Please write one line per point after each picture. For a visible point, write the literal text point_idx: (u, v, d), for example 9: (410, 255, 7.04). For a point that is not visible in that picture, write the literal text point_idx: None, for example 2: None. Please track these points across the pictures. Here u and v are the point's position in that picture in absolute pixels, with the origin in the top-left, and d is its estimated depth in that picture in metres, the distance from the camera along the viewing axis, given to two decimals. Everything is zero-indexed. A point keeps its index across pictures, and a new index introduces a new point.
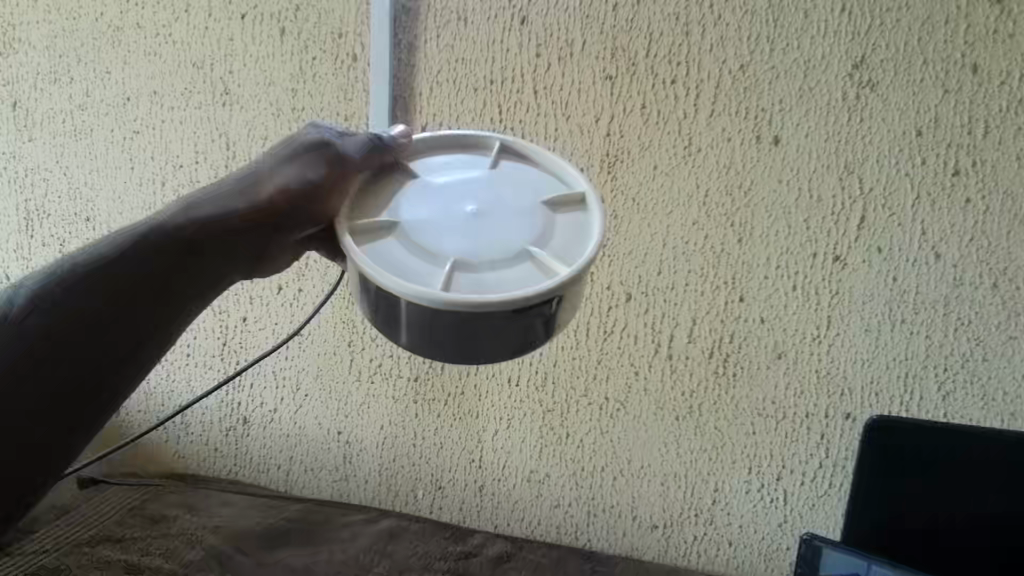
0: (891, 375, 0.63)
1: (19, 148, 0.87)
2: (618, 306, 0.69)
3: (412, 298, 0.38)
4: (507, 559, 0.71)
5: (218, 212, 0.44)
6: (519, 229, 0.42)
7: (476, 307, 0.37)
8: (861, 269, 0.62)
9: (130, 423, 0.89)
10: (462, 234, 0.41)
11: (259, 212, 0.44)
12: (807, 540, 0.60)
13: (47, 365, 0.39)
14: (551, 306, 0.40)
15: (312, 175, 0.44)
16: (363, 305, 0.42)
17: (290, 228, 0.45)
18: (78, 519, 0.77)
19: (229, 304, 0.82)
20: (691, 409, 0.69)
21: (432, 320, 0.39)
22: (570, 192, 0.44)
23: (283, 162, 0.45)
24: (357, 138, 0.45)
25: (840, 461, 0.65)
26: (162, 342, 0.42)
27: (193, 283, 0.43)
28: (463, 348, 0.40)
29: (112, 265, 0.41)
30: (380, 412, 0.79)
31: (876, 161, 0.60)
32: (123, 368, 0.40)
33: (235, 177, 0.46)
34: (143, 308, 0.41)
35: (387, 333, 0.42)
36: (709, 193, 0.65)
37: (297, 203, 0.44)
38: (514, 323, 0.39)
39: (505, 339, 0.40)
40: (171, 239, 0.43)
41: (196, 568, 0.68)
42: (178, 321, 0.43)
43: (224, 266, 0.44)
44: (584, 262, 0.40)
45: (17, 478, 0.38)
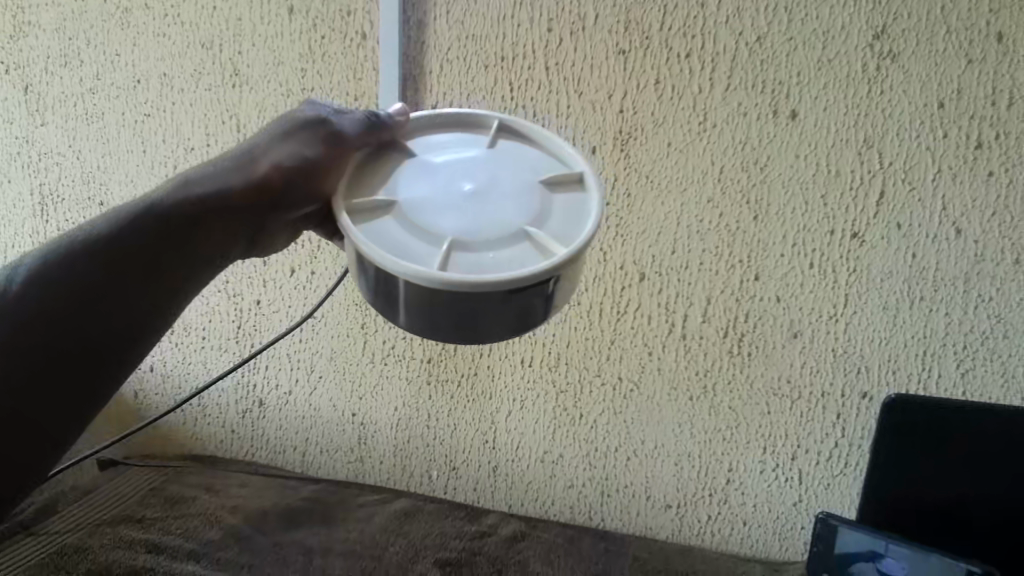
0: (909, 353, 0.62)
1: (31, 132, 0.87)
2: (631, 286, 0.69)
3: (409, 278, 0.38)
4: (521, 538, 0.72)
5: (215, 188, 0.44)
6: (517, 208, 0.41)
7: (474, 287, 0.37)
8: (879, 245, 0.61)
9: (148, 405, 0.90)
10: (459, 214, 0.41)
11: (255, 188, 0.44)
12: (822, 520, 0.61)
13: (38, 342, 0.38)
14: (547, 289, 0.39)
15: (308, 153, 0.44)
16: (360, 284, 0.42)
17: (286, 206, 0.45)
18: (98, 500, 0.78)
19: (242, 288, 0.83)
20: (705, 389, 0.69)
21: (429, 300, 0.39)
22: (569, 172, 0.44)
23: (280, 138, 0.45)
24: (352, 117, 0.46)
25: (856, 440, 0.65)
26: (158, 323, 0.42)
27: (189, 261, 0.43)
28: (461, 330, 0.40)
29: (106, 243, 0.41)
30: (393, 393, 0.80)
31: (895, 134, 0.59)
32: (116, 347, 0.40)
33: (232, 153, 0.46)
34: (137, 286, 0.41)
35: (387, 314, 0.42)
36: (723, 169, 0.64)
37: (293, 180, 0.44)
38: (512, 303, 0.39)
39: (501, 321, 0.40)
40: (169, 215, 0.42)
41: (216, 546, 0.69)
42: (173, 302, 0.43)
43: (218, 246, 0.44)
44: (582, 241, 0.39)
45: (10, 465, 0.36)
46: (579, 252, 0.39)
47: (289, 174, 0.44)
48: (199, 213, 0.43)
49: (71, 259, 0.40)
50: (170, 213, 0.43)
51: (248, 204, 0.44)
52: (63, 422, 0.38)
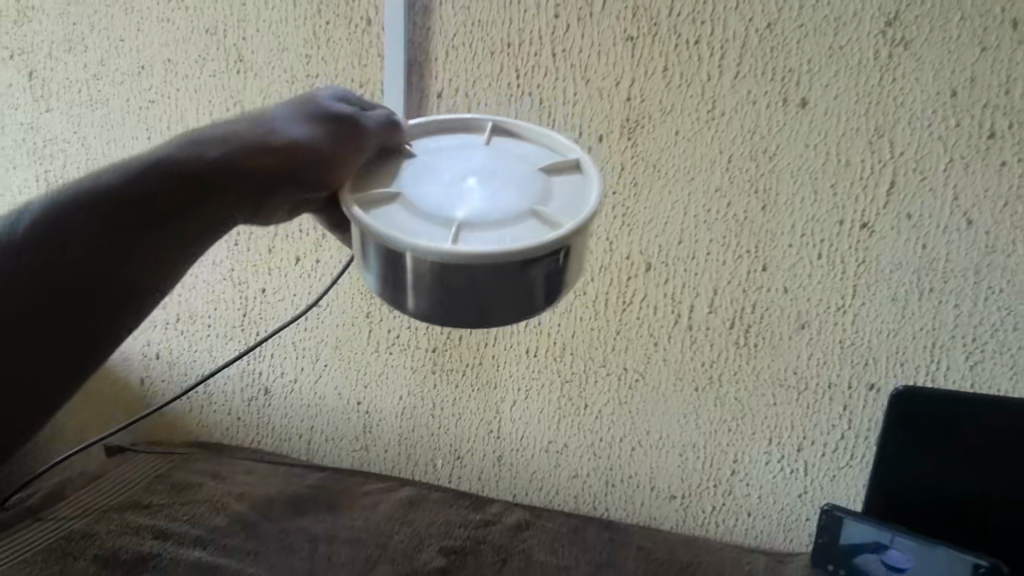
0: (917, 345, 0.62)
1: (36, 119, 0.87)
2: (637, 276, 0.68)
3: (419, 254, 0.37)
4: (525, 527, 0.72)
5: (226, 151, 0.42)
6: (520, 192, 0.42)
7: (484, 258, 0.37)
8: (889, 236, 0.61)
9: (154, 392, 0.91)
10: (463, 198, 0.41)
11: (267, 158, 0.42)
12: (828, 512, 0.62)
13: (35, 298, 0.38)
14: (552, 262, 0.39)
15: (324, 138, 0.43)
16: (367, 277, 0.42)
17: (293, 184, 0.43)
18: (106, 486, 0.79)
19: (247, 276, 0.83)
20: (711, 379, 0.69)
21: (440, 280, 0.38)
22: (568, 157, 0.44)
23: (302, 114, 0.44)
24: (375, 116, 0.45)
25: (863, 432, 0.65)
26: (157, 286, 0.42)
27: (194, 221, 0.42)
28: (470, 312, 0.40)
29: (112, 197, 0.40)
30: (398, 382, 0.80)
31: (907, 123, 0.58)
32: (114, 309, 0.40)
33: (244, 120, 0.44)
34: (138, 248, 0.41)
35: (396, 307, 0.41)
36: (732, 158, 0.63)
37: (306, 158, 0.42)
38: (523, 280, 0.39)
39: (508, 300, 0.39)
40: (179, 173, 0.42)
41: (222, 533, 0.70)
42: (175, 266, 0.42)
43: (225, 208, 0.43)
44: (588, 213, 0.39)
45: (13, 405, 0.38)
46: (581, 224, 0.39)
47: (304, 150, 0.42)
48: (208, 171, 0.42)
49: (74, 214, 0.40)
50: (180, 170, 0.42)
51: (256, 173, 0.42)
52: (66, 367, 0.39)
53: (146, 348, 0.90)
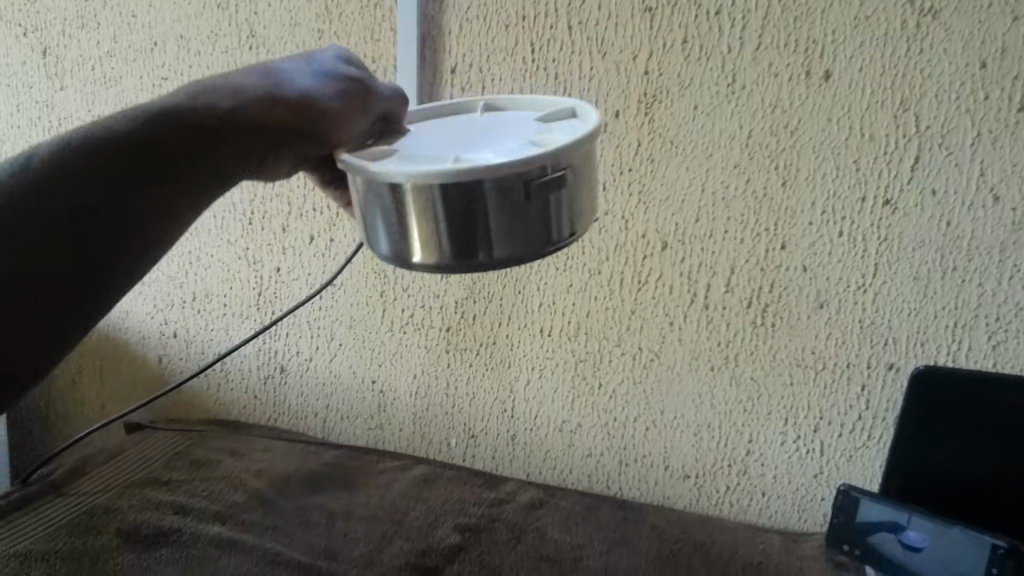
0: (939, 325, 0.61)
1: (51, 97, 0.87)
2: (653, 254, 0.68)
3: (411, 177, 0.39)
4: (539, 506, 0.72)
5: (238, 102, 0.43)
6: (512, 134, 0.43)
7: (471, 171, 0.38)
8: (912, 212, 0.59)
9: (172, 370, 0.92)
10: (457, 143, 0.43)
11: (279, 112, 0.43)
12: (844, 491, 0.62)
13: (37, 230, 0.36)
14: (544, 183, 0.39)
15: (337, 99, 0.45)
16: (372, 230, 0.43)
17: (302, 140, 0.44)
18: (126, 462, 0.80)
19: (262, 255, 0.83)
20: (727, 359, 0.68)
21: (435, 211, 0.39)
22: (559, 107, 0.46)
23: (314, 74, 0.45)
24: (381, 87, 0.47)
25: (881, 413, 0.64)
26: (161, 234, 0.40)
27: (201, 173, 0.42)
28: (467, 238, 0.40)
29: (115, 143, 0.39)
30: (412, 361, 0.80)
31: (934, 96, 0.57)
32: (117, 250, 0.38)
33: (254, 73, 0.45)
34: (147, 190, 0.40)
35: (401, 253, 0.42)
36: (752, 133, 0.62)
37: (316, 115, 0.44)
38: (517, 210, 0.39)
39: (504, 224, 0.40)
40: (193, 119, 0.41)
41: (241, 508, 0.71)
42: (178, 218, 0.41)
43: (231, 162, 0.43)
44: (575, 137, 0.40)
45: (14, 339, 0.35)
46: (568, 143, 0.39)
47: (317, 108, 0.44)
48: (218, 125, 0.42)
49: (78, 157, 0.38)
50: (189, 122, 0.41)
51: (266, 126, 0.43)
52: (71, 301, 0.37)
53: (164, 327, 0.90)
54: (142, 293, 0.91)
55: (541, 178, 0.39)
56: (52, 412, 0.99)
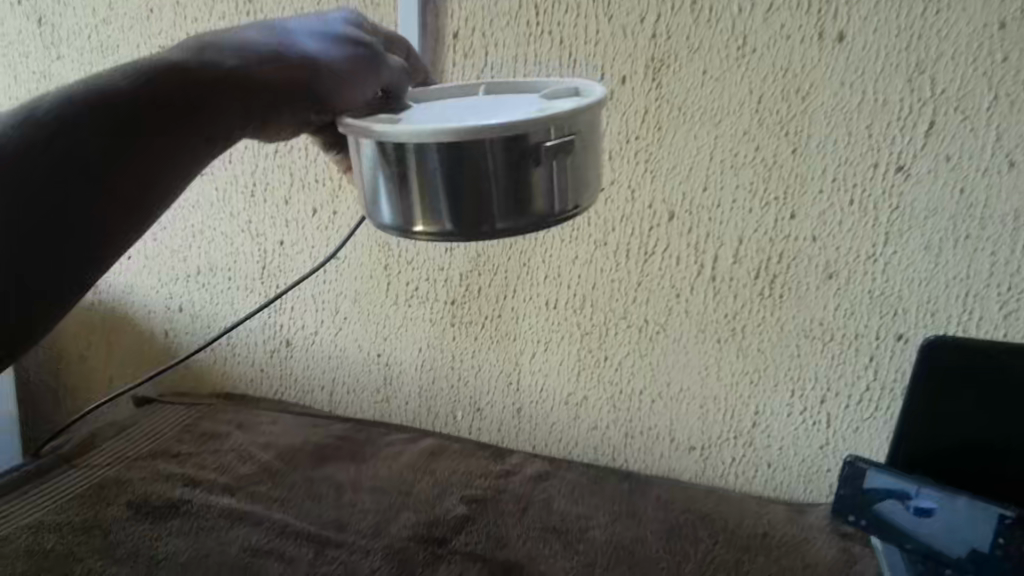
0: (950, 295, 0.60)
1: (48, 67, 0.86)
2: (660, 225, 0.67)
3: (415, 136, 0.39)
4: (545, 478, 0.72)
5: (245, 61, 0.42)
6: (515, 105, 0.43)
7: (473, 131, 0.38)
8: (925, 180, 0.58)
9: (178, 344, 0.92)
10: (461, 110, 0.43)
11: (284, 73, 0.43)
12: (851, 462, 0.61)
13: (43, 174, 0.36)
14: (551, 147, 0.40)
15: (344, 61, 0.44)
16: (374, 196, 0.42)
17: (306, 104, 0.43)
18: (136, 435, 0.81)
19: (266, 228, 0.82)
20: (734, 331, 0.67)
21: (437, 173, 0.39)
22: (563, 84, 0.46)
23: (321, 36, 0.45)
24: (388, 56, 0.47)
25: (889, 384, 0.64)
26: (160, 190, 0.40)
27: (200, 128, 0.41)
28: (474, 200, 0.40)
29: (113, 96, 0.39)
30: (418, 334, 0.80)
31: (951, 58, 0.55)
32: (116, 208, 0.38)
33: (263, 31, 0.44)
34: (154, 139, 0.39)
35: (405, 217, 0.41)
36: (762, 98, 0.60)
37: (322, 77, 0.43)
38: (519, 175, 0.39)
39: (511, 186, 0.40)
40: (199, 73, 0.41)
41: (250, 480, 0.72)
42: (178, 172, 0.41)
43: (232, 118, 0.42)
44: (578, 105, 0.40)
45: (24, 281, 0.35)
46: (574, 109, 0.40)
47: (323, 69, 0.43)
48: (217, 79, 0.41)
49: (77, 110, 0.38)
50: (187, 76, 0.41)
51: (269, 88, 0.43)
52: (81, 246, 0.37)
53: (169, 301, 0.90)
54: (147, 267, 0.90)
55: (548, 142, 0.40)
56: (61, 386, 0.99)
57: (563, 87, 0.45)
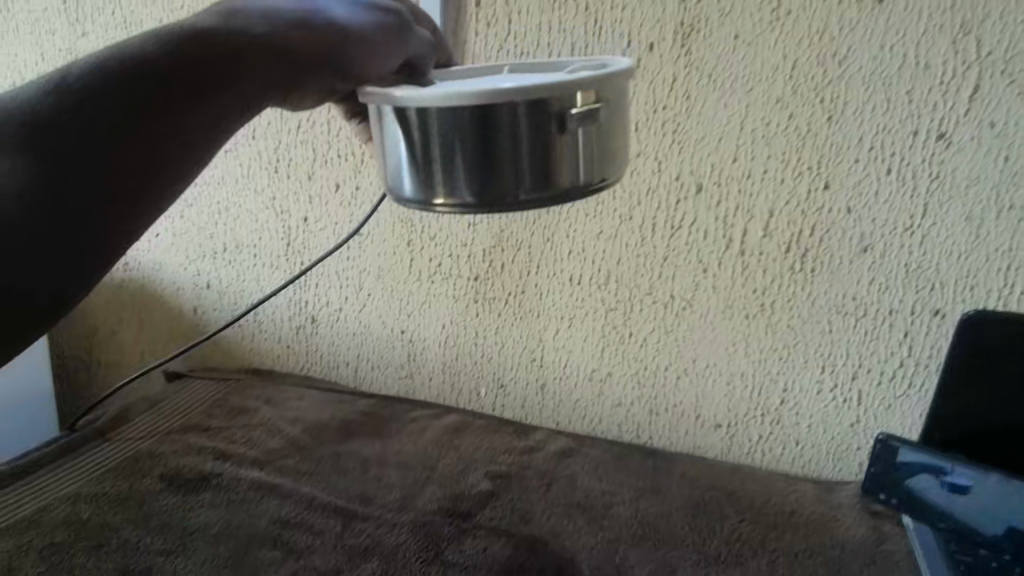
0: (990, 269, 0.58)
1: (74, 44, 0.87)
2: (688, 198, 0.65)
3: (436, 101, 0.39)
4: (569, 454, 0.72)
5: (273, 28, 0.42)
6: (537, 76, 0.43)
7: (494, 95, 0.38)
8: (968, 147, 0.56)
9: (205, 320, 0.93)
10: (483, 81, 0.43)
11: (312, 39, 0.43)
12: (883, 440, 0.61)
13: (67, 141, 0.34)
14: (576, 115, 0.39)
15: (373, 29, 0.45)
16: (397, 170, 0.43)
17: (336, 70, 0.44)
18: (166, 409, 0.82)
19: (290, 204, 0.83)
20: (763, 306, 0.66)
21: (459, 140, 0.39)
22: (587, 61, 0.46)
23: (349, 5, 0.46)
24: (415, 29, 0.49)
25: (924, 360, 0.62)
26: (173, 172, 0.37)
27: (217, 105, 0.39)
28: (497, 170, 0.40)
29: (132, 68, 0.37)
30: (441, 310, 0.80)
31: (999, 18, 0.52)
32: (129, 190, 0.35)
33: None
34: (181, 110, 0.38)
35: (427, 190, 0.42)
36: (796, 64, 0.58)
37: (350, 45, 0.44)
38: (541, 145, 0.39)
39: (535, 156, 0.40)
40: (224, 43, 0.40)
41: (278, 454, 0.73)
42: (194, 154, 0.39)
43: (253, 94, 0.41)
44: (602, 75, 0.40)
45: (47, 256, 0.33)
46: (600, 76, 0.40)
47: (352, 37, 0.44)
48: (236, 55, 0.40)
49: (104, 81, 0.36)
50: (206, 50, 0.39)
51: (298, 54, 0.42)
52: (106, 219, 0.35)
53: (197, 278, 0.92)
54: (174, 244, 0.91)
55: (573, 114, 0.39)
56: (94, 361, 1.01)
57: (588, 63, 0.45)
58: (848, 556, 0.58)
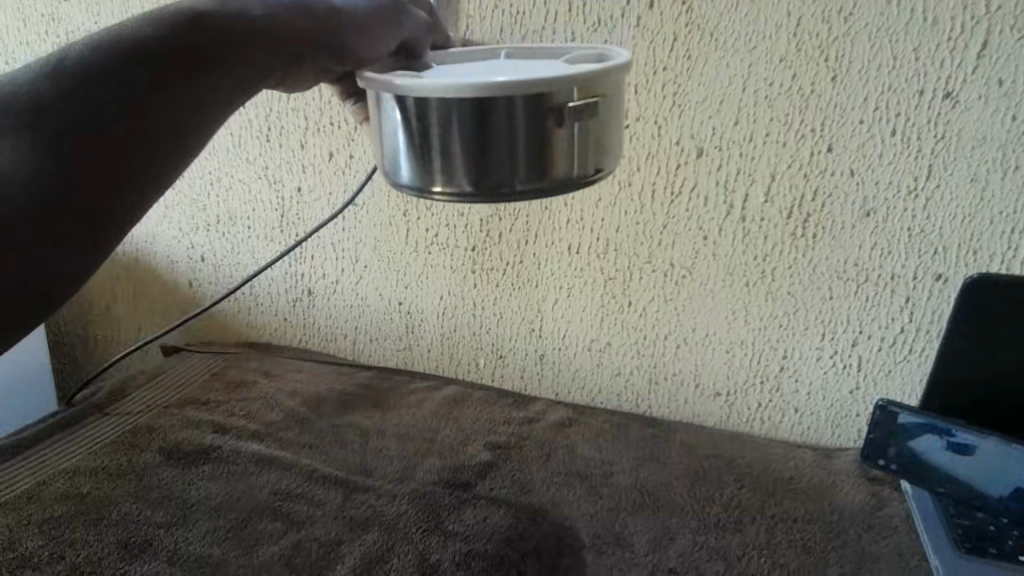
0: (994, 232, 0.57)
1: (56, 10, 0.84)
2: (688, 163, 0.64)
3: (436, 91, 0.38)
4: (569, 424, 0.72)
5: (269, 9, 0.40)
6: (536, 67, 0.43)
7: (494, 87, 0.37)
8: (974, 106, 0.55)
9: (200, 294, 0.92)
10: (481, 71, 0.42)
11: (306, 23, 0.41)
12: (882, 407, 0.60)
13: (60, 133, 0.33)
14: (574, 108, 0.39)
15: (368, 11, 0.44)
16: (394, 154, 0.42)
17: (330, 52, 0.42)
18: (164, 384, 0.82)
19: (283, 174, 0.81)
20: (763, 273, 0.65)
21: (457, 130, 0.39)
22: (587, 53, 0.46)
23: None
24: (414, 13, 0.48)
25: (925, 325, 0.62)
26: (168, 161, 0.36)
27: (209, 91, 0.38)
28: (494, 160, 0.39)
29: (127, 52, 0.35)
30: (439, 281, 0.79)
31: None
32: (125, 185, 0.34)
33: None
34: (174, 96, 0.36)
35: (424, 177, 0.41)
36: (800, 21, 0.57)
37: (344, 27, 0.43)
38: (539, 137, 0.39)
39: (532, 148, 0.39)
40: (219, 24, 0.39)
41: (278, 427, 0.73)
42: (189, 143, 0.37)
43: (248, 79, 0.40)
44: (602, 67, 0.39)
45: (43, 247, 0.31)
46: (600, 70, 0.39)
47: (346, 18, 0.43)
48: (228, 40, 0.39)
49: (102, 64, 0.35)
50: (196, 34, 0.38)
51: (293, 34, 0.41)
52: (101, 211, 0.33)
53: (191, 252, 0.91)
54: (167, 217, 0.90)
55: (570, 103, 0.39)
56: (89, 337, 1.01)
57: (587, 56, 0.45)
58: (846, 521, 0.58)
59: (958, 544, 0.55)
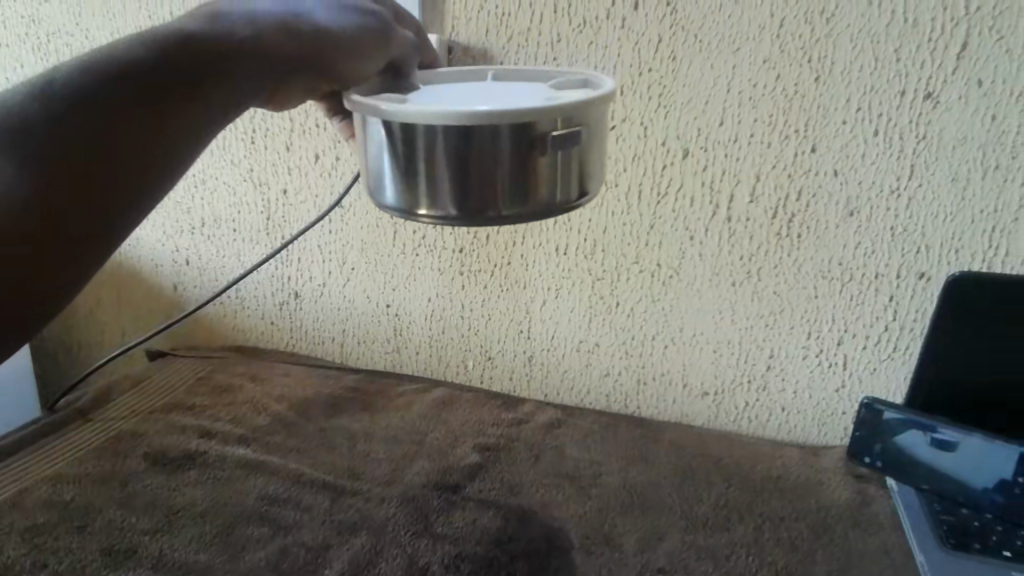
0: (975, 231, 0.58)
1: (37, 11, 0.83)
2: (674, 163, 0.64)
3: (423, 118, 0.38)
4: (558, 425, 0.72)
5: (256, 29, 0.41)
6: (523, 93, 0.43)
7: (480, 117, 0.37)
8: (955, 106, 0.55)
9: (185, 299, 0.91)
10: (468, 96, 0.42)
11: (293, 44, 0.42)
12: (868, 404, 0.62)
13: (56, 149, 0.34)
14: (559, 137, 0.39)
15: (355, 32, 0.44)
16: (379, 174, 0.42)
17: (316, 71, 0.43)
18: (148, 389, 0.81)
19: (268, 176, 0.81)
20: (749, 273, 0.66)
21: (443, 154, 0.39)
22: (574, 78, 0.46)
23: (332, 6, 0.45)
24: (401, 32, 0.48)
25: (908, 324, 0.62)
26: (164, 170, 0.38)
27: (205, 105, 0.39)
28: (479, 185, 0.39)
29: (119, 72, 0.37)
30: (426, 283, 0.79)
31: None
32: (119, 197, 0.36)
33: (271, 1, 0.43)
34: (166, 113, 0.38)
35: (410, 200, 0.41)
36: (785, 21, 0.57)
37: (331, 48, 0.43)
38: (523, 164, 0.39)
39: (517, 174, 0.39)
40: (208, 43, 0.40)
41: (264, 431, 0.72)
42: (182, 155, 0.39)
43: (240, 93, 0.41)
44: (586, 97, 0.40)
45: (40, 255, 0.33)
46: (586, 100, 0.39)
47: (332, 39, 0.43)
48: (221, 57, 0.40)
49: (92, 85, 0.36)
50: (188, 53, 0.39)
51: (282, 53, 0.42)
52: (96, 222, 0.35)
53: (176, 255, 0.90)
54: (151, 220, 0.89)
55: (555, 132, 0.39)
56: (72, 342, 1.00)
57: (574, 82, 0.45)
58: (833, 519, 0.59)
59: (943, 541, 0.55)
